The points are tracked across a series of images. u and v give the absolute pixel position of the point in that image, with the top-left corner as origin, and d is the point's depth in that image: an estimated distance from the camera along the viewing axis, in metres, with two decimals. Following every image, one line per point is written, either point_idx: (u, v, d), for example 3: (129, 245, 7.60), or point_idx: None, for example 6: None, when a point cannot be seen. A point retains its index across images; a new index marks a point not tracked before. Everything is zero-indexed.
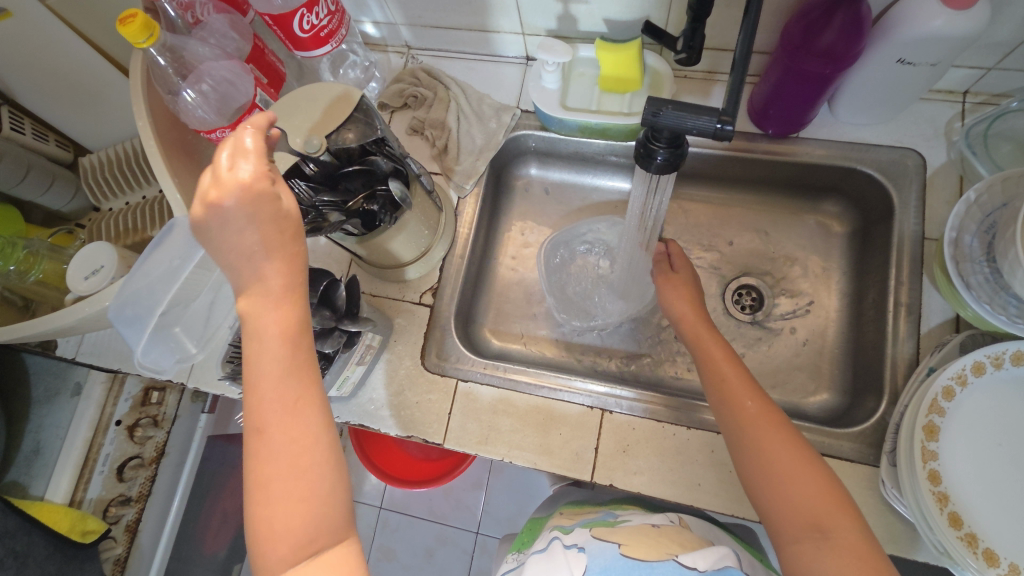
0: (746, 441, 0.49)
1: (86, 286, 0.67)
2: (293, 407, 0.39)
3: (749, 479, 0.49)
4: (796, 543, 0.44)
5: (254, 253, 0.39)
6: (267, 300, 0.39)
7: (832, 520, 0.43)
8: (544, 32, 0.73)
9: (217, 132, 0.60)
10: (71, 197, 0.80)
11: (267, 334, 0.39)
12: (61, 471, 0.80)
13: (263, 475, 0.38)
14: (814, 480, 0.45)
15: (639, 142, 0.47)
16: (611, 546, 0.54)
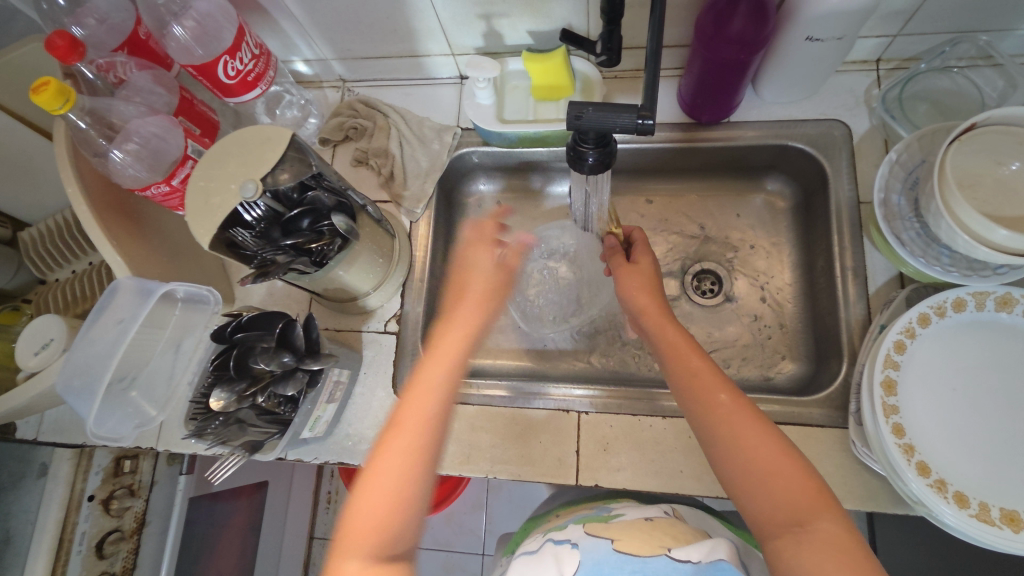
0: (720, 437, 0.48)
1: (36, 361, 0.65)
2: (426, 398, 0.45)
3: (726, 476, 0.48)
4: (779, 540, 0.43)
5: (478, 269, 0.53)
6: (469, 303, 0.50)
7: (814, 514, 0.43)
8: (473, 51, 0.74)
9: (151, 188, 0.58)
10: (13, 273, 0.78)
11: (452, 335, 0.48)
12: (35, 557, 0.76)
13: (386, 462, 0.43)
14: (792, 475, 0.45)
15: (569, 146, 0.49)
16: (605, 542, 0.54)
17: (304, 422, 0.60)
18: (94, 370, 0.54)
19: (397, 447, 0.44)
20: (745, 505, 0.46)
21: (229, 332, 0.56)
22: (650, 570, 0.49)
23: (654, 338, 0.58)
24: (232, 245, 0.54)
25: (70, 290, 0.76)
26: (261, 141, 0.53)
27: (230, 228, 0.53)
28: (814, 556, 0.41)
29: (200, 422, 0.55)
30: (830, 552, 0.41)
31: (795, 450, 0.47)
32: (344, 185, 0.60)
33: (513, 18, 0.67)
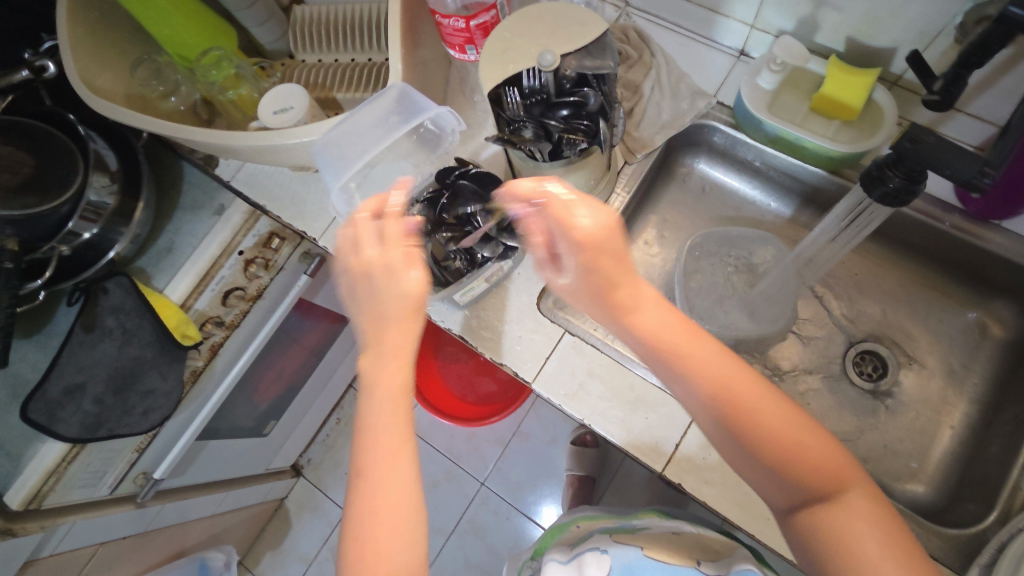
0: (768, 439, 0.48)
1: (273, 120, 0.71)
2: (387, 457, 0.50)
3: (761, 471, 0.49)
4: (809, 510, 0.47)
5: (381, 315, 0.53)
6: (379, 359, 0.53)
7: (845, 483, 0.47)
8: (776, 32, 0.70)
9: (449, 19, 0.61)
10: (277, 38, 0.84)
11: (382, 387, 0.52)
12: (184, 273, 0.86)
13: (372, 484, 0.50)
14: (830, 457, 0.48)
15: (877, 165, 0.51)
16: (635, 549, 0.66)
17: (460, 286, 0.64)
18: (351, 156, 0.58)
19: (399, 455, 0.51)
20: (782, 485, 0.48)
21: (450, 176, 0.66)
22: None
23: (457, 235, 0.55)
24: (497, 103, 0.57)
25: (312, 74, 0.82)
26: (577, 22, 0.55)
27: (504, 84, 0.55)
28: (869, 537, 0.45)
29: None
30: (863, 524, 0.45)
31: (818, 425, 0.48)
32: (615, 99, 0.58)
33: (844, 17, 0.63)
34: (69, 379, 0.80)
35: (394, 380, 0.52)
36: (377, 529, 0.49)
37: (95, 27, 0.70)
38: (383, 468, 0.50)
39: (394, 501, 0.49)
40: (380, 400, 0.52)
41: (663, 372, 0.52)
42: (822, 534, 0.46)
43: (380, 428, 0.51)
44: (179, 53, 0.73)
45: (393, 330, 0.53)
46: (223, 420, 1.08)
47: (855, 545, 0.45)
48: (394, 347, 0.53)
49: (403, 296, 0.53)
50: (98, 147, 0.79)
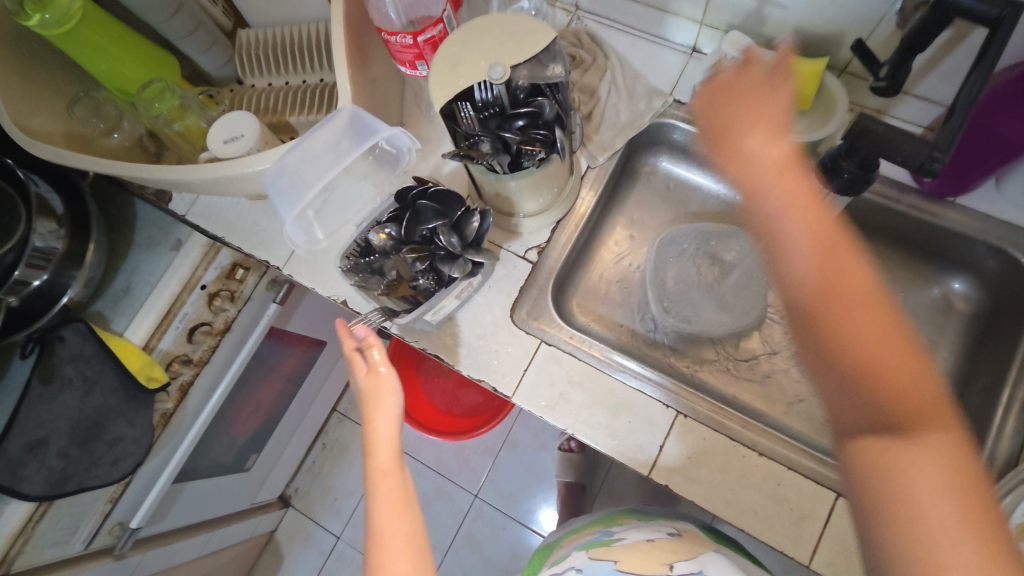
0: (830, 333, 0.50)
1: (224, 150, 0.69)
2: (394, 513, 0.53)
3: (839, 387, 0.49)
4: (887, 445, 0.45)
5: (380, 401, 0.56)
6: (386, 438, 0.56)
7: (920, 417, 0.45)
8: (725, 28, 0.71)
9: (397, 36, 0.60)
10: (223, 64, 0.82)
11: (382, 452, 0.55)
12: (144, 313, 0.83)
13: (385, 542, 0.52)
14: (908, 379, 0.46)
15: (831, 157, 0.54)
16: (607, 562, 0.60)
17: (430, 306, 0.62)
18: (307, 181, 0.60)
19: (400, 536, 0.52)
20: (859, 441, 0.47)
21: (410, 196, 0.62)
22: None
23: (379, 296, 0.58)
24: (451, 118, 0.55)
25: (263, 99, 0.80)
26: (525, 31, 0.54)
27: (456, 102, 0.54)
28: (920, 472, 0.43)
29: (354, 262, 0.62)
30: (931, 486, 0.42)
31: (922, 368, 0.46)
32: (570, 104, 0.58)
33: (790, 9, 0.64)
34: (30, 436, 0.76)
35: (383, 461, 0.55)
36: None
37: (25, 65, 0.66)
38: (383, 551, 0.51)
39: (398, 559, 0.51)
40: (378, 486, 0.54)
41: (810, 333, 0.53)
42: (907, 501, 0.43)
43: (378, 514, 0.53)
44: (119, 86, 0.70)
45: (380, 413, 0.56)
46: (200, 460, 1.04)
47: (911, 506, 0.43)
48: (382, 434, 0.55)
49: (390, 386, 0.57)
50: (40, 190, 0.75)
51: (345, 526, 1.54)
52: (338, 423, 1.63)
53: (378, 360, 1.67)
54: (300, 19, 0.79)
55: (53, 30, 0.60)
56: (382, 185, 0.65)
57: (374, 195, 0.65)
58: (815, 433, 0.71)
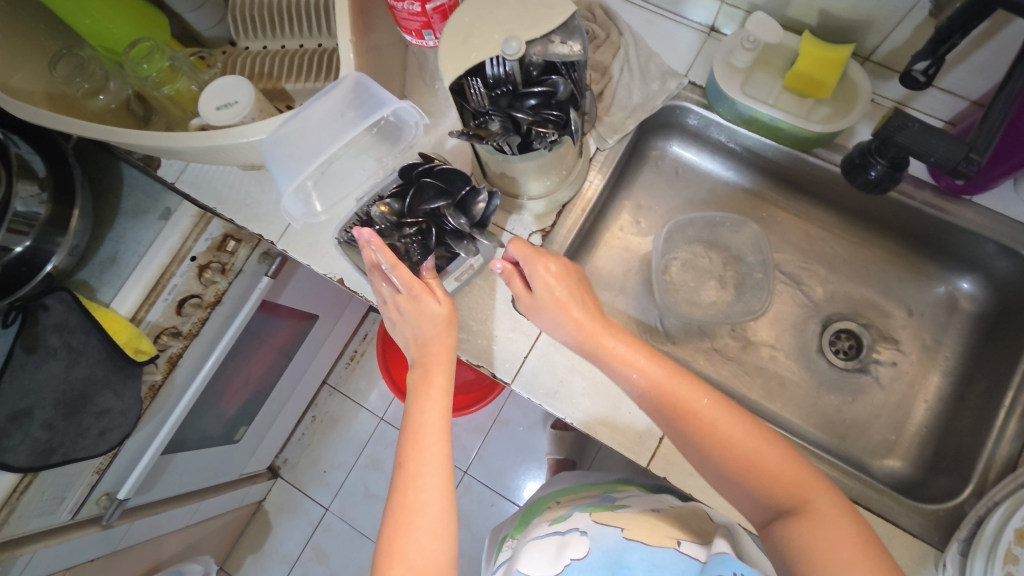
0: (739, 460, 0.53)
1: (216, 116, 0.65)
2: (438, 435, 0.59)
3: (734, 484, 0.54)
4: (783, 525, 0.51)
5: (435, 334, 0.61)
6: (435, 367, 0.61)
7: (813, 498, 0.51)
8: (746, 7, 0.67)
9: (404, 3, 0.56)
10: (214, 23, 0.76)
11: (433, 381, 0.61)
12: (132, 284, 0.79)
13: (421, 455, 0.58)
14: (771, 452, 0.54)
15: (862, 153, 0.57)
16: (612, 530, 0.61)
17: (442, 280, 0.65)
18: (308, 153, 0.58)
19: (438, 443, 0.59)
20: (764, 515, 0.53)
21: (416, 172, 0.62)
22: (660, 559, 0.56)
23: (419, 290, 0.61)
24: (462, 95, 0.54)
25: (256, 63, 0.76)
26: (542, 4, 0.50)
27: (467, 76, 0.53)
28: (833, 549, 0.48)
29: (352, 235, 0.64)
30: (828, 528, 0.49)
31: (767, 433, 0.54)
32: (586, 84, 0.55)
33: None
34: (13, 406, 0.74)
35: (435, 386, 0.61)
36: (410, 502, 0.56)
37: (3, 19, 0.62)
38: (418, 450, 0.58)
39: (431, 471, 0.57)
40: (428, 402, 0.61)
41: (677, 436, 0.57)
42: (794, 552, 0.50)
43: (426, 425, 0.59)
44: (104, 44, 0.66)
45: (435, 345, 0.62)
46: (189, 432, 1.03)
47: (825, 555, 0.48)
48: (436, 360, 0.62)
49: (447, 321, 0.61)
50: (21, 152, 0.72)
51: (334, 498, 1.55)
52: (328, 396, 1.62)
53: (370, 334, 1.65)
54: None
55: None
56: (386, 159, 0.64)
57: (376, 169, 0.64)
58: (811, 427, 0.71)
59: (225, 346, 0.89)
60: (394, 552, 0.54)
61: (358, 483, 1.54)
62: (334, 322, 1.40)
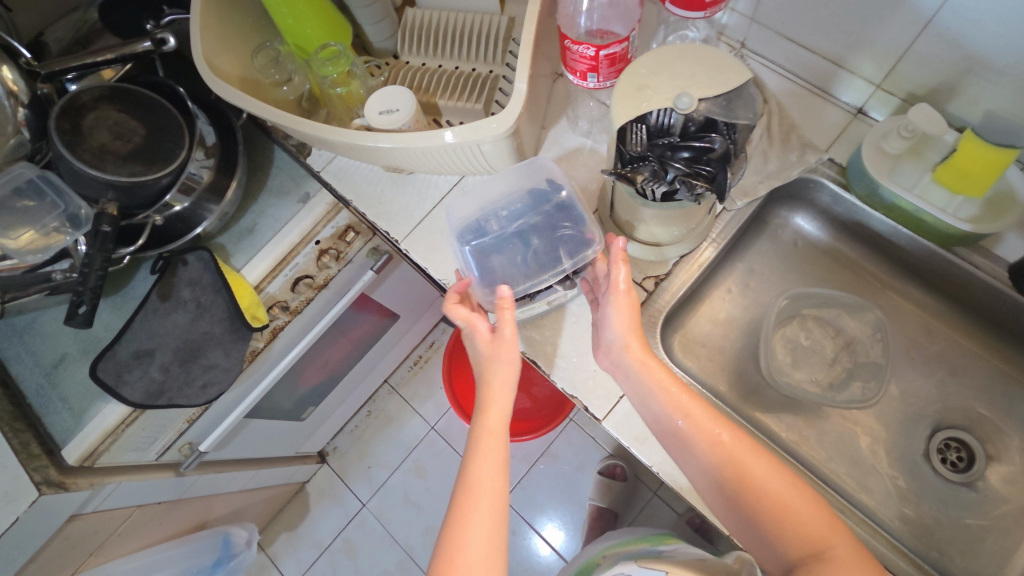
0: (764, 501, 0.53)
1: (378, 120, 0.71)
2: (499, 466, 0.56)
3: (753, 531, 0.53)
4: (806, 570, 0.50)
5: (504, 370, 0.60)
6: (500, 400, 0.59)
7: (831, 543, 0.51)
8: (905, 96, 0.67)
9: (579, 47, 0.61)
10: (386, 37, 0.84)
11: (496, 411, 0.59)
12: (262, 256, 0.87)
13: (476, 483, 0.55)
14: (796, 493, 0.53)
15: None
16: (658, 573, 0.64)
17: (523, 302, 0.67)
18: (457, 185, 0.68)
19: (493, 481, 0.55)
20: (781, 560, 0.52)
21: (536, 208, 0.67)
22: None
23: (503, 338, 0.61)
24: (621, 139, 0.56)
25: (415, 77, 0.81)
26: (718, 66, 0.54)
27: (632, 121, 0.55)
28: None
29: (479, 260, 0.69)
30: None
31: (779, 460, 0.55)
32: (739, 149, 0.57)
33: (990, 90, 0.60)
34: (140, 344, 0.81)
35: (495, 415, 0.59)
36: (462, 525, 0.53)
37: (223, 11, 0.72)
38: (472, 495, 0.55)
39: (485, 506, 0.54)
40: (486, 444, 0.57)
41: (688, 450, 0.56)
42: None
43: (484, 459, 0.56)
44: (298, 43, 0.74)
45: (500, 377, 0.60)
46: (268, 401, 1.08)
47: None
48: (496, 394, 0.59)
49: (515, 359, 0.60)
50: (201, 123, 0.79)
51: (373, 495, 1.57)
52: (387, 394, 1.66)
53: (437, 343, 1.69)
54: (466, 6, 0.81)
55: None
56: (523, 212, 0.70)
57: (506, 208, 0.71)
58: (905, 533, 0.67)
59: (314, 336, 0.93)
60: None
61: (398, 486, 1.57)
62: (410, 324, 1.45)
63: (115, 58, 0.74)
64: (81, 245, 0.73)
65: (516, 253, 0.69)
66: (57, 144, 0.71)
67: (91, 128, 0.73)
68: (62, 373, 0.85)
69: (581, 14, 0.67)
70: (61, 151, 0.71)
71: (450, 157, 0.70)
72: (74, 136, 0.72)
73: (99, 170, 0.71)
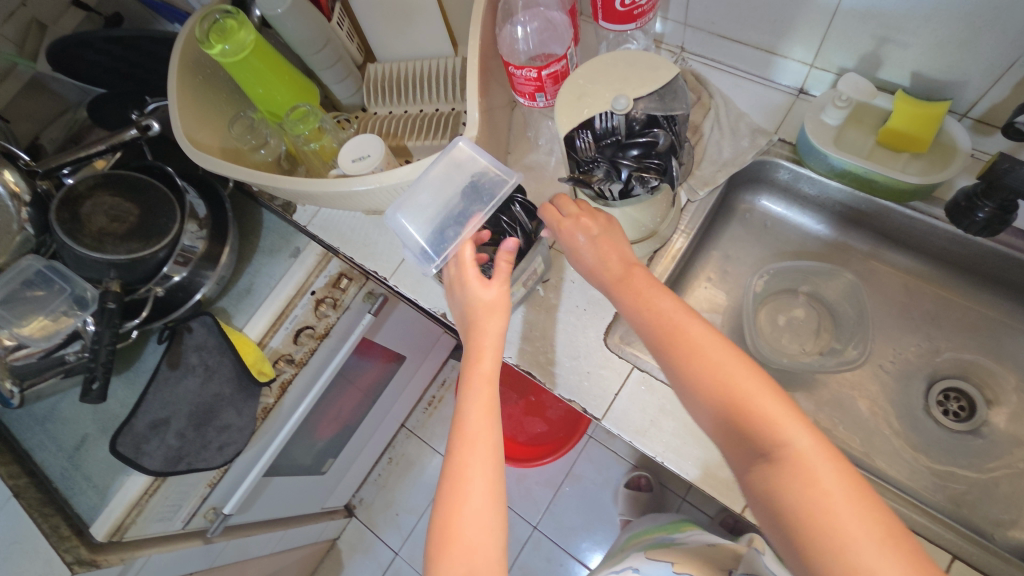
0: (720, 396, 0.51)
1: (351, 167, 0.75)
2: (489, 415, 0.58)
3: (719, 430, 0.51)
4: (763, 470, 0.48)
5: (489, 317, 0.62)
6: (489, 352, 0.61)
7: (790, 443, 0.48)
8: (836, 70, 0.71)
9: (523, 71, 0.66)
10: (352, 93, 0.90)
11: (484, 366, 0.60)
12: (262, 313, 0.90)
13: (468, 435, 0.57)
14: (757, 389, 0.50)
15: (969, 195, 0.61)
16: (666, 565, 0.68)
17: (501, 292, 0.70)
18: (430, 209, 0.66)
19: (484, 434, 0.57)
20: (743, 461, 0.50)
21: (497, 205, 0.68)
22: None
23: (487, 288, 0.62)
24: (571, 148, 0.60)
25: (384, 125, 0.87)
26: (648, 69, 0.59)
27: (577, 130, 0.59)
28: (837, 518, 0.44)
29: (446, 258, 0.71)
30: (806, 473, 0.46)
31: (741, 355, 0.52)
32: (682, 139, 0.61)
33: (911, 50, 0.64)
34: (154, 415, 0.84)
35: (485, 367, 0.60)
36: (459, 480, 0.55)
37: (198, 92, 0.79)
38: (462, 462, 0.56)
39: (479, 459, 0.56)
40: (476, 395, 0.59)
41: (654, 350, 0.56)
42: (776, 496, 0.47)
43: (475, 407, 0.58)
44: (270, 109, 0.80)
45: (486, 324, 0.62)
46: (286, 458, 1.10)
47: (808, 508, 0.46)
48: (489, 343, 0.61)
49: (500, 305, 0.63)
50: (191, 197, 0.84)
51: (404, 542, 1.56)
52: (405, 438, 1.67)
53: (448, 380, 1.71)
54: (421, 54, 0.87)
55: (231, 58, 0.71)
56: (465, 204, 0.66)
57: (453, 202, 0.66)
58: (920, 489, 0.67)
59: (320, 387, 0.95)
60: (452, 542, 0.54)
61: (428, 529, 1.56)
62: (418, 364, 1.47)
63: (106, 149, 0.80)
64: (89, 324, 0.76)
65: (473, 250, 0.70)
66: (60, 235, 0.76)
67: (89, 215, 0.78)
68: (84, 453, 0.87)
69: (519, 41, 0.72)
70: (63, 240, 0.76)
71: None
72: (74, 224, 0.77)
73: (100, 252, 0.76)
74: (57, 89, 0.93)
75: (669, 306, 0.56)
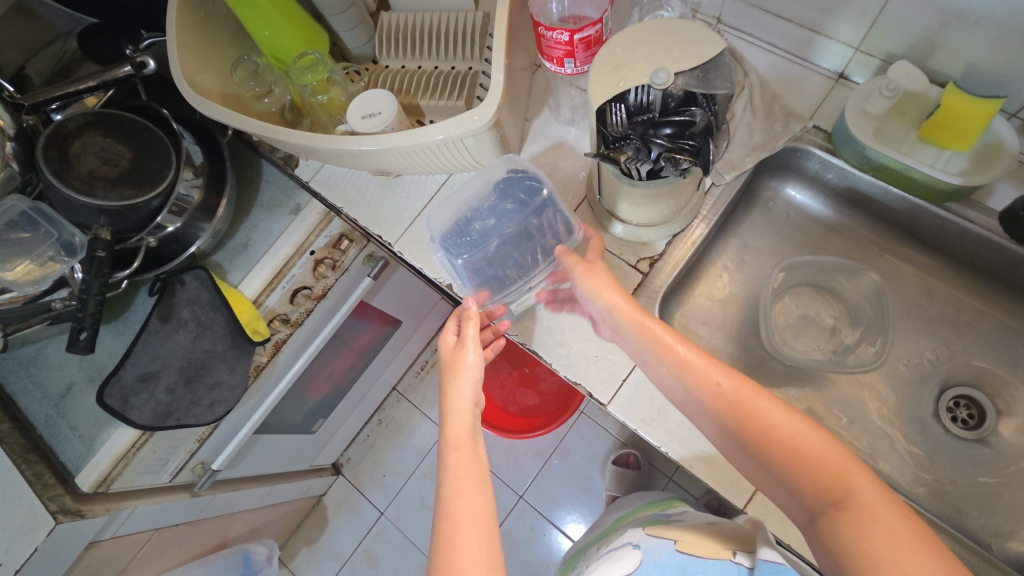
0: (771, 448, 0.50)
1: (361, 124, 0.70)
2: (476, 480, 0.54)
3: (777, 481, 0.50)
4: (829, 519, 0.47)
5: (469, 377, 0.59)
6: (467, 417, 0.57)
7: (855, 490, 0.47)
8: (884, 56, 0.67)
9: (553, 33, 0.61)
10: (364, 43, 0.84)
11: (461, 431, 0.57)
12: (258, 270, 0.87)
13: (458, 501, 0.52)
14: (808, 438, 0.50)
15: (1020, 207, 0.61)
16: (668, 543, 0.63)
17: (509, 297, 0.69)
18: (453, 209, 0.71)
19: (472, 500, 0.52)
20: (806, 509, 0.49)
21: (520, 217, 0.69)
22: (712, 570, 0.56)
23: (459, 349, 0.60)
24: (602, 121, 0.58)
25: (397, 80, 0.82)
26: (692, 39, 0.54)
27: (610, 103, 0.57)
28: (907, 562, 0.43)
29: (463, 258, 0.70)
30: (874, 520, 0.45)
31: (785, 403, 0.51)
32: (720, 122, 0.58)
33: (970, 41, 0.59)
34: (144, 368, 0.81)
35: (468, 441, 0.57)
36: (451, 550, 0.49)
37: (198, 29, 0.73)
38: (454, 533, 0.50)
39: (473, 528, 0.51)
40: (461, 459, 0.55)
41: (694, 405, 0.55)
42: (842, 547, 0.46)
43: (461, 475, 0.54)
44: (276, 54, 0.74)
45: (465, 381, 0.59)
46: (276, 417, 1.08)
47: (874, 552, 0.44)
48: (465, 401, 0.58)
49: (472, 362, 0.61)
50: (187, 142, 0.79)
51: (390, 503, 1.58)
52: (396, 402, 1.66)
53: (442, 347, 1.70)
54: (439, 5, 0.81)
55: None
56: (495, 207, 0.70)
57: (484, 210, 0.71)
58: (921, 494, 0.67)
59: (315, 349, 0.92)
60: None
61: (414, 492, 1.57)
62: (414, 329, 1.45)
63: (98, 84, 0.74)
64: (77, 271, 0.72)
65: (514, 275, 0.70)
66: (47, 174, 0.72)
67: (79, 155, 0.74)
68: (70, 402, 0.85)
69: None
70: (51, 180, 0.72)
71: (434, 155, 0.71)
72: (63, 164, 0.73)
73: (90, 197, 0.72)
74: (43, 15, 0.87)
75: (704, 360, 0.54)
